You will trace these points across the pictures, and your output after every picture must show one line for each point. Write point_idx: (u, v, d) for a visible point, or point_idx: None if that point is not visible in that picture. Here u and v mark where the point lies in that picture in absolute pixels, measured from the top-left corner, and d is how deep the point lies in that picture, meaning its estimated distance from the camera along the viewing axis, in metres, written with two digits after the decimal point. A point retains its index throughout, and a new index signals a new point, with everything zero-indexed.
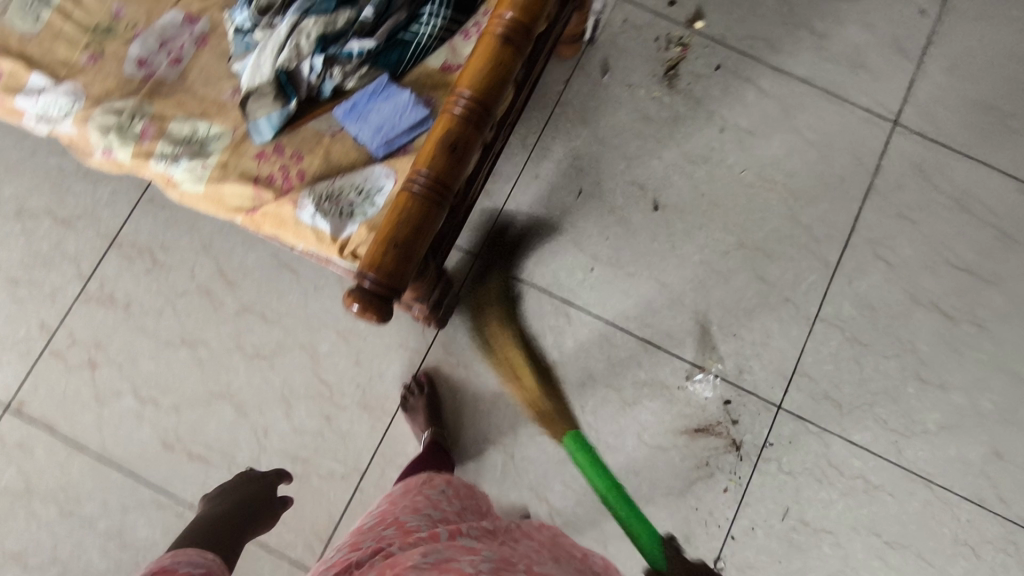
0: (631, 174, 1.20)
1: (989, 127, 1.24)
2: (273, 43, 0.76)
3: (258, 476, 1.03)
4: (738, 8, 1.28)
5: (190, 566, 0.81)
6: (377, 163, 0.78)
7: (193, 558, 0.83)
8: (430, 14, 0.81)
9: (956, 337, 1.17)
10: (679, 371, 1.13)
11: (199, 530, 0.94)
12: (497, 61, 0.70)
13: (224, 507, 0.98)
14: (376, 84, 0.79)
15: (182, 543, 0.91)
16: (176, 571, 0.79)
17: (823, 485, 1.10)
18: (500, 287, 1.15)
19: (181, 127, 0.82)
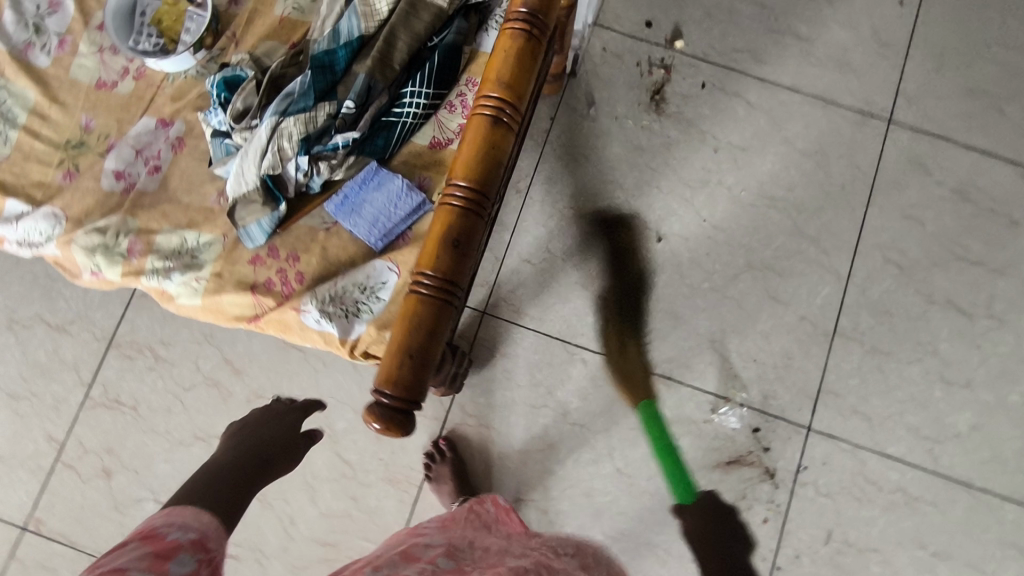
0: (631, 206, 1.17)
1: (985, 115, 1.20)
2: (256, 148, 0.73)
3: (286, 411, 1.04)
4: (716, 22, 1.23)
5: (183, 530, 0.68)
6: (378, 256, 0.75)
7: (188, 521, 0.71)
8: (413, 94, 0.76)
9: (977, 334, 1.14)
10: (704, 405, 1.11)
11: (212, 472, 0.88)
12: (490, 145, 0.68)
13: (243, 449, 0.95)
14: (365, 173, 0.77)
15: (192, 483, 0.85)
16: (168, 534, 0.66)
17: (862, 504, 1.08)
18: (511, 340, 1.13)
19: (169, 240, 0.79)
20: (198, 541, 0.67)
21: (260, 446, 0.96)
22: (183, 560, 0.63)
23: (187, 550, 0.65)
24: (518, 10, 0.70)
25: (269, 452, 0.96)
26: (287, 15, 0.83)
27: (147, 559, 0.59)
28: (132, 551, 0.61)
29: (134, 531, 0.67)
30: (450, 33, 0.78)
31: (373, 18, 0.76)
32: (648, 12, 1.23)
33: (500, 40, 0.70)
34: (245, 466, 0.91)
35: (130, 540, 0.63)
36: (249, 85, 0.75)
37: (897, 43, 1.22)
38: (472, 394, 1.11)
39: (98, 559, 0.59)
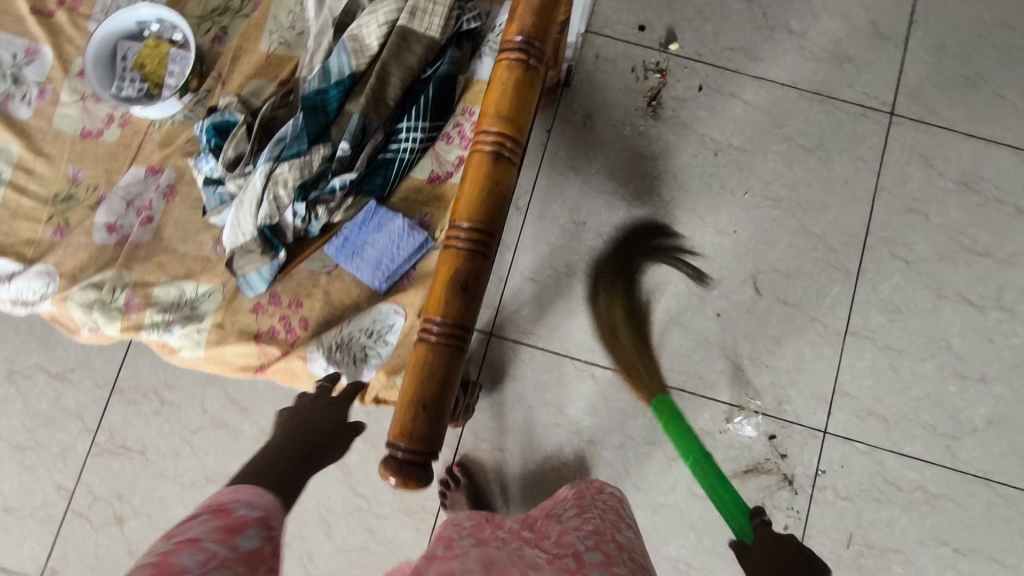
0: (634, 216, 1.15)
1: (987, 102, 1.18)
2: (250, 197, 0.70)
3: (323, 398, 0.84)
4: (709, 20, 1.20)
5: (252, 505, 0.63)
6: (383, 299, 0.74)
7: (253, 498, 0.65)
8: (409, 129, 0.74)
9: (988, 326, 1.12)
10: (718, 415, 1.09)
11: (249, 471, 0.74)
12: (494, 182, 0.66)
13: (288, 439, 0.81)
14: (364, 213, 0.75)
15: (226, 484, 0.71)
16: (234, 510, 0.60)
17: (883, 505, 1.07)
18: (521, 359, 1.11)
19: (167, 292, 0.77)
20: (266, 517, 0.62)
21: (308, 435, 0.81)
22: (252, 534, 0.59)
23: (256, 527, 0.60)
24: (514, 39, 0.68)
25: (324, 440, 0.81)
26: (273, 51, 0.81)
27: (218, 531, 0.56)
28: (203, 524, 0.57)
29: (205, 502, 0.62)
30: (445, 64, 0.76)
31: (363, 54, 0.73)
32: (640, 15, 1.20)
33: (496, 71, 0.68)
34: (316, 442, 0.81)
35: (201, 512, 0.59)
36: (240, 131, 0.73)
37: (895, 34, 1.20)
38: (483, 418, 1.10)
39: (169, 531, 0.56)
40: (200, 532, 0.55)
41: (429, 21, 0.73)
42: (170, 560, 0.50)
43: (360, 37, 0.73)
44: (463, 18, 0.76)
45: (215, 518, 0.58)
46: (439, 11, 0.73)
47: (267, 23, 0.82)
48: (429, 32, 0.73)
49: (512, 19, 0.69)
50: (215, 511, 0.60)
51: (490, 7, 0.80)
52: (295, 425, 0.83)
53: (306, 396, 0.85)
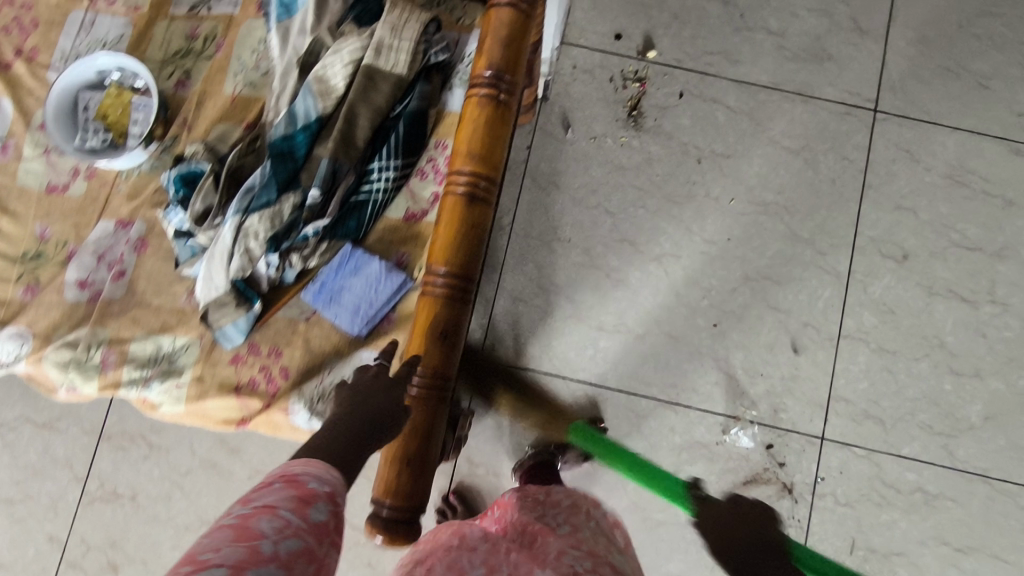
0: (618, 229, 1.14)
1: (972, 92, 1.16)
2: (221, 251, 0.69)
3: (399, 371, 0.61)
4: (685, 25, 1.18)
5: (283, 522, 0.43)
6: (363, 343, 0.73)
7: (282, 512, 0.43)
8: (381, 169, 0.73)
9: (982, 321, 1.11)
10: (714, 428, 1.08)
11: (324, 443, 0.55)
12: (468, 224, 0.64)
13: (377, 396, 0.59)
14: (340, 256, 0.74)
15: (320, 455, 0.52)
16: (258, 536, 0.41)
17: (883, 508, 1.07)
18: (512, 382, 1.10)
19: (143, 347, 0.76)
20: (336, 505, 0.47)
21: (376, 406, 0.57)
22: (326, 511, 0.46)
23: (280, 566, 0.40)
24: (482, 75, 0.66)
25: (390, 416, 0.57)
26: (239, 93, 0.79)
27: (290, 510, 0.43)
28: (267, 503, 0.44)
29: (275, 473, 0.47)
30: (414, 99, 0.73)
31: (329, 96, 0.71)
32: (615, 23, 1.18)
33: (465, 109, 0.67)
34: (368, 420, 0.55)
35: (270, 485, 0.45)
36: (207, 183, 0.71)
37: (875, 28, 1.18)
38: (477, 443, 1.09)
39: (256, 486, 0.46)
40: (278, 498, 0.44)
41: (395, 58, 0.71)
42: (247, 524, 0.41)
43: (326, 78, 0.71)
44: (431, 51, 0.73)
45: (288, 486, 0.45)
46: (404, 47, 0.71)
47: (230, 64, 0.80)
48: (395, 69, 0.71)
49: (479, 54, 0.67)
50: (286, 476, 0.47)
51: (458, 36, 0.77)
52: (353, 401, 0.56)
53: (363, 370, 0.60)
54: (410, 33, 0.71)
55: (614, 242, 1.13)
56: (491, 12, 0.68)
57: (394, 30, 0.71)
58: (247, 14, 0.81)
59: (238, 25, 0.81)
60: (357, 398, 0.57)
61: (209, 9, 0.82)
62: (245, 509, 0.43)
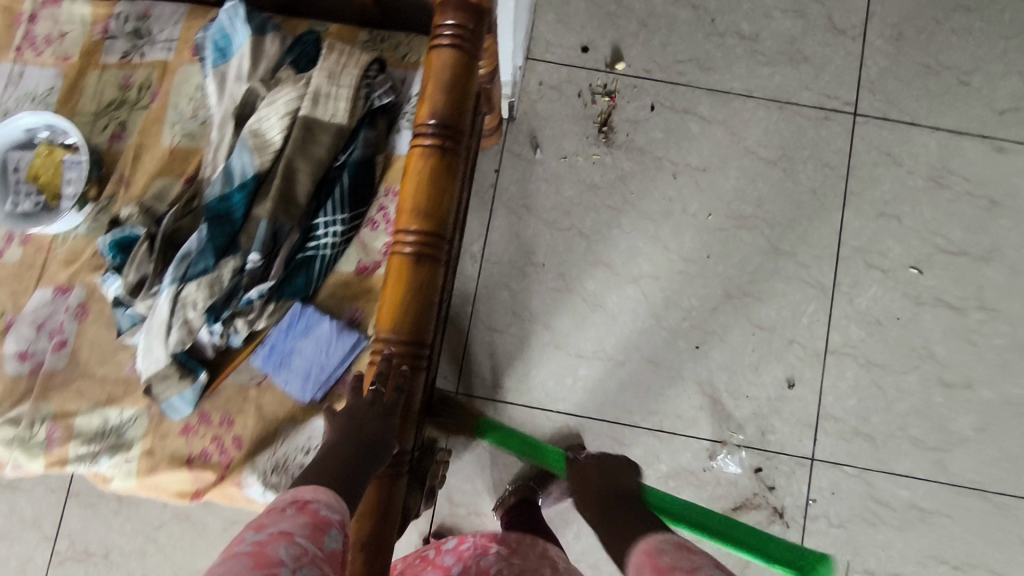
0: (592, 251, 1.09)
1: (955, 89, 1.11)
2: (159, 324, 0.65)
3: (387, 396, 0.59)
4: (654, 33, 1.13)
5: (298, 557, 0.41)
6: (315, 412, 0.70)
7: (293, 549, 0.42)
8: (327, 224, 0.69)
9: (973, 329, 1.07)
10: (700, 453, 1.05)
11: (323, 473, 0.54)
12: (417, 286, 0.61)
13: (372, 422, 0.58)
14: (290, 316, 0.70)
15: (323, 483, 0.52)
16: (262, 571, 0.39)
17: (877, 528, 1.04)
18: (491, 416, 1.06)
19: (89, 420, 0.73)
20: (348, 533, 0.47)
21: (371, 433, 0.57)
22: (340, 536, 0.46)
23: None
24: (425, 124, 0.62)
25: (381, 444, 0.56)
26: (177, 145, 0.75)
27: (300, 540, 0.43)
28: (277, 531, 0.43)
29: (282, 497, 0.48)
30: (357, 147, 0.69)
31: (265, 150, 0.67)
32: (581, 35, 1.13)
33: (408, 161, 0.62)
34: (366, 448, 0.55)
35: (278, 513, 0.45)
36: (140, 251, 0.67)
37: (851, 27, 1.13)
38: (457, 480, 1.06)
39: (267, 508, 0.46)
40: (292, 525, 0.44)
41: (334, 106, 0.66)
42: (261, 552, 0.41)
43: (262, 132, 0.67)
44: (374, 94, 0.69)
45: (301, 514, 0.46)
46: (343, 94, 0.67)
47: (167, 114, 0.76)
48: (335, 118, 0.66)
49: (421, 100, 0.63)
50: (298, 502, 0.47)
51: (403, 74, 0.73)
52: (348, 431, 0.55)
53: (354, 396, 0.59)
54: (349, 79, 0.67)
55: (589, 265, 1.09)
56: (431, 54, 0.64)
57: (331, 77, 0.66)
58: (182, 60, 0.77)
59: (174, 72, 0.77)
60: (355, 425, 0.56)
61: (142, 55, 0.77)
62: (259, 535, 0.43)
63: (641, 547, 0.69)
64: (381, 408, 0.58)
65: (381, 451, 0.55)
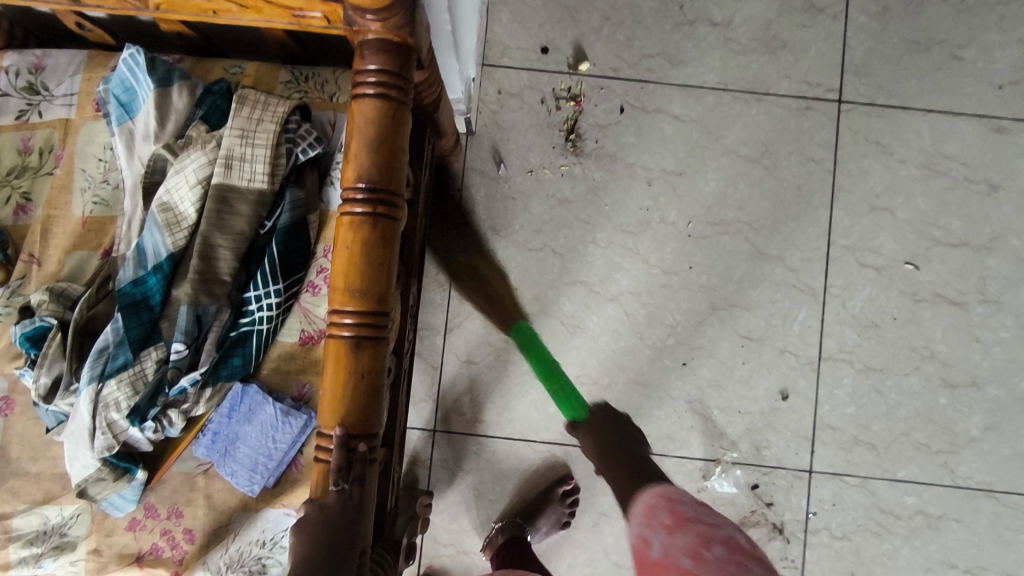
0: (567, 267, 1.02)
1: (945, 67, 1.03)
2: (82, 432, 0.61)
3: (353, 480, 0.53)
4: (619, 27, 1.04)
5: None
6: (266, 503, 0.65)
7: None
8: (258, 298, 0.62)
9: (973, 324, 1.01)
10: (694, 474, 1.00)
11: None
12: (361, 373, 0.54)
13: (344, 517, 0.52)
14: (231, 398, 0.65)
15: None
16: None
17: (883, 538, 0.99)
18: (473, 453, 1.00)
19: (28, 521, 0.66)
20: None
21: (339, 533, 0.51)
22: None
23: None
24: (354, 188, 0.54)
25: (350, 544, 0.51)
26: (89, 214, 0.68)
27: None
28: None
29: None
30: (284, 212, 0.63)
31: (179, 225, 0.61)
32: (539, 35, 1.04)
33: (337, 232, 0.55)
34: (337, 559, 0.50)
35: None
36: (51, 348, 0.62)
37: (831, 5, 1.04)
38: (441, 521, 1.00)
39: None
40: None
41: (250, 169, 0.60)
42: None
43: (173, 205, 0.61)
44: (297, 149, 0.62)
45: None
46: (260, 155, 0.60)
47: (75, 180, 0.68)
48: (253, 183, 0.61)
49: (346, 160, 0.55)
50: None
51: (332, 116, 0.66)
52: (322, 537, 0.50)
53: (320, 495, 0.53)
54: (264, 136, 0.61)
55: (564, 283, 1.02)
56: (352, 105, 0.56)
57: (243, 137, 0.60)
58: (85, 116, 0.69)
59: (77, 131, 0.69)
60: (326, 534, 0.51)
61: (40, 113, 0.69)
62: None
63: (658, 492, 0.83)
64: (351, 507, 0.53)
65: (351, 562, 0.51)
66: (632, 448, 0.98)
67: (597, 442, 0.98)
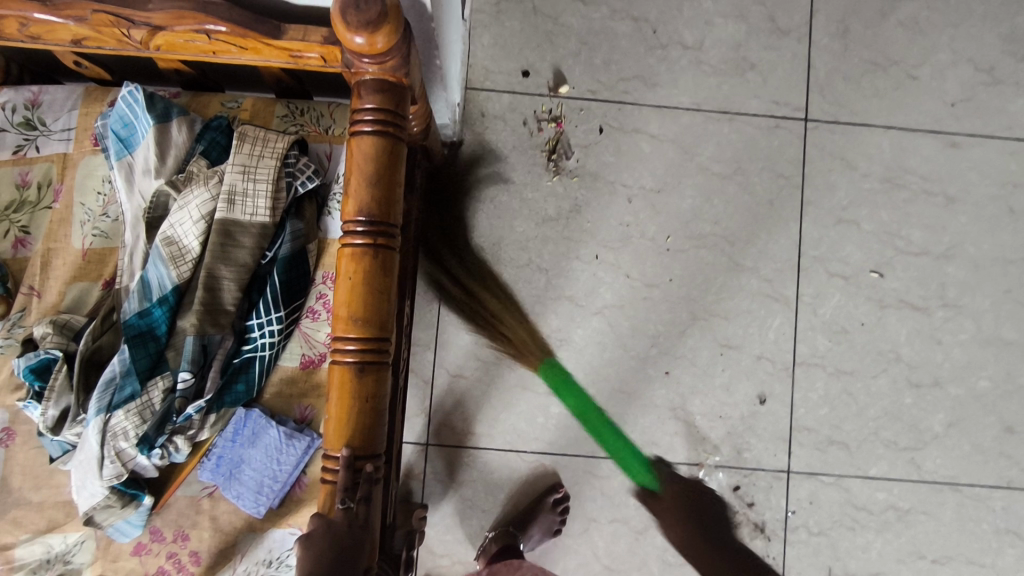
0: (531, 260, 1.05)
1: (902, 86, 1.09)
2: (90, 460, 0.62)
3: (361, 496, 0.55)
4: (596, 50, 1.08)
5: None
6: (272, 523, 0.67)
7: None
8: (261, 325, 0.65)
9: (935, 327, 1.07)
10: (679, 479, 1.03)
11: None
12: (365, 398, 0.56)
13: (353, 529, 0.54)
14: (235, 423, 0.67)
15: None
16: None
17: (857, 532, 1.04)
18: (466, 465, 1.03)
19: (32, 550, 0.67)
20: None
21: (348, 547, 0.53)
22: None
23: None
24: (354, 222, 0.58)
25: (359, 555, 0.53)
26: (89, 246, 0.69)
27: None
28: None
29: None
30: (285, 242, 0.66)
31: (183, 258, 0.64)
32: (520, 58, 1.07)
33: (339, 263, 0.58)
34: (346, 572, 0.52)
35: None
36: (57, 381, 0.64)
37: (796, 28, 1.09)
38: (435, 532, 1.02)
39: None
40: None
41: (252, 204, 0.63)
42: None
43: (177, 239, 0.64)
44: (296, 182, 0.66)
45: None
46: (261, 190, 0.64)
47: (74, 213, 0.70)
48: (254, 218, 0.64)
49: (346, 195, 0.58)
50: None
51: (328, 149, 0.70)
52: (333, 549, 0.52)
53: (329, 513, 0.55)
54: (264, 171, 0.64)
55: (535, 279, 1.05)
56: (351, 142, 0.59)
57: (245, 172, 0.63)
58: (83, 150, 0.71)
59: (75, 165, 0.71)
60: (333, 554, 0.52)
61: (37, 148, 0.71)
62: None
63: None
64: (358, 525, 0.55)
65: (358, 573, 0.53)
66: (712, 516, 1.03)
67: (684, 535, 1.03)
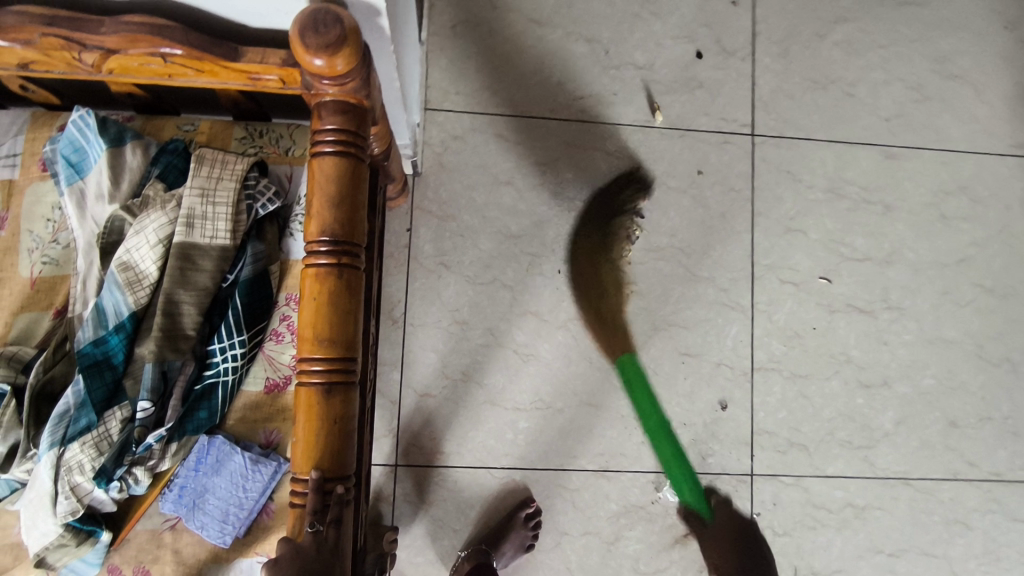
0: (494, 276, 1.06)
1: (839, 102, 1.16)
2: (43, 496, 0.60)
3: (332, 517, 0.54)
4: (552, 71, 1.11)
5: None
6: (238, 552, 0.65)
7: None
8: (223, 349, 0.64)
9: (880, 329, 1.13)
10: (646, 487, 1.05)
11: None
12: (332, 419, 0.56)
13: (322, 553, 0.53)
14: (197, 451, 0.65)
15: None
16: None
17: (818, 530, 1.07)
18: (436, 483, 1.02)
19: None
20: None
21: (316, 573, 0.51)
22: None
23: None
24: (318, 242, 0.58)
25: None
26: (38, 274, 0.67)
27: None
28: None
29: None
30: (246, 265, 0.66)
31: (140, 283, 0.62)
32: (478, 79, 1.10)
33: (303, 284, 0.58)
34: None
35: None
36: (6, 416, 0.61)
37: (739, 47, 1.15)
38: (407, 554, 1.00)
39: None
40: None
41: (212, 227, 0.63)
42: None
43: (132, 264, 0.62)
44: (256, 205, 0.66)
45: None
46: (220, 213, 0.63)
47: (21, 241, 0.67)
48: (214, 240, 0.63)
49: (308, 215, 0.58)
50: None
51: (289, 170, 0.70)
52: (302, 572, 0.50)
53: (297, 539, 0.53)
54: (223, 194, 0.64)
55: (499, 295, 1.06)
56: (313, 162, 0.59)
57: (204, 196, 0.63)
58: (31, 177, 0.69)
59: (22, 192, 0.68)
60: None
61: None
62: None
63: None
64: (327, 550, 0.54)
65: None
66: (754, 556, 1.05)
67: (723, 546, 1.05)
